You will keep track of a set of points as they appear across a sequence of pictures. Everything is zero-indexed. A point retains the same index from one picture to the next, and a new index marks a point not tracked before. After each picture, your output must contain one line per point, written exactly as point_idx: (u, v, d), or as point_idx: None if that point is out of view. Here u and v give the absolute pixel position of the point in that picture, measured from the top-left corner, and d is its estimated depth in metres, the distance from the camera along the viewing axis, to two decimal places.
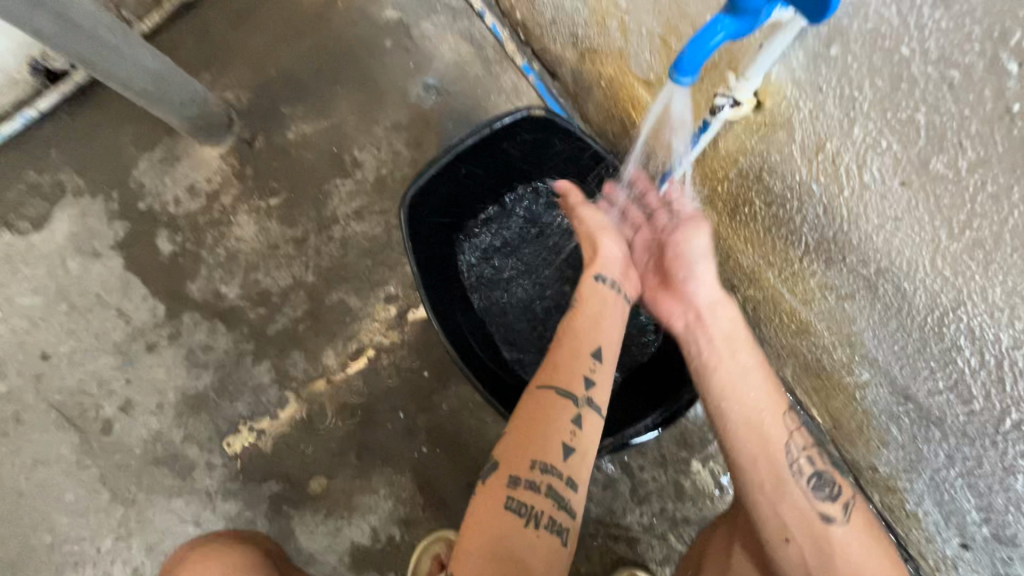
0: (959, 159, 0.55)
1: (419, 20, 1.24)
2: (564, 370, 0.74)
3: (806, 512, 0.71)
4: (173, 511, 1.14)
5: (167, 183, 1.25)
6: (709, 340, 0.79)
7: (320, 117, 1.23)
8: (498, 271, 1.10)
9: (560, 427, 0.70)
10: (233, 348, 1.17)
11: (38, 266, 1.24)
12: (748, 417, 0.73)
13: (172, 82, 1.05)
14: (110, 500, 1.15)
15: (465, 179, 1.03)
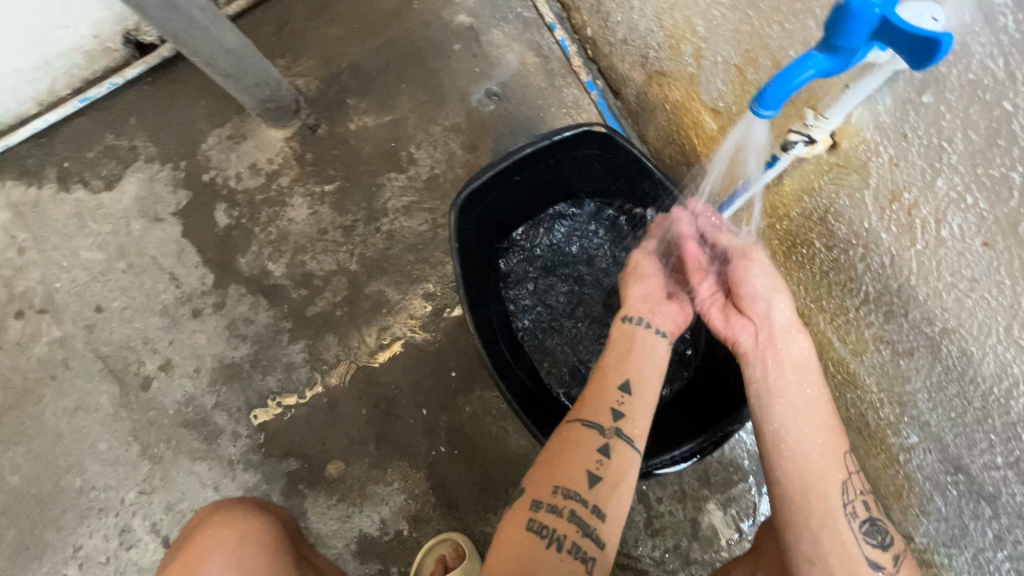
0: None
1: (489, 27, 1.26)
2: (592, 400, 0.72)
3: (852, 552, 0.64)
4: (195, 475, 1.17)
5: (231, 159, 1.30)
6: (778, 367, 0.69)
7: (382, 111, 1.26)
8: (534, 284, 1.10)
9: (585, 457, 0.68)
10: (272, 324, 1.21)
11: (104, 225, 1.31)
12: (806, 455, 0.66)
13: (249, 64, 1.10)
14: (139, 456, 1.19)
15: (515, 189, 1.02)
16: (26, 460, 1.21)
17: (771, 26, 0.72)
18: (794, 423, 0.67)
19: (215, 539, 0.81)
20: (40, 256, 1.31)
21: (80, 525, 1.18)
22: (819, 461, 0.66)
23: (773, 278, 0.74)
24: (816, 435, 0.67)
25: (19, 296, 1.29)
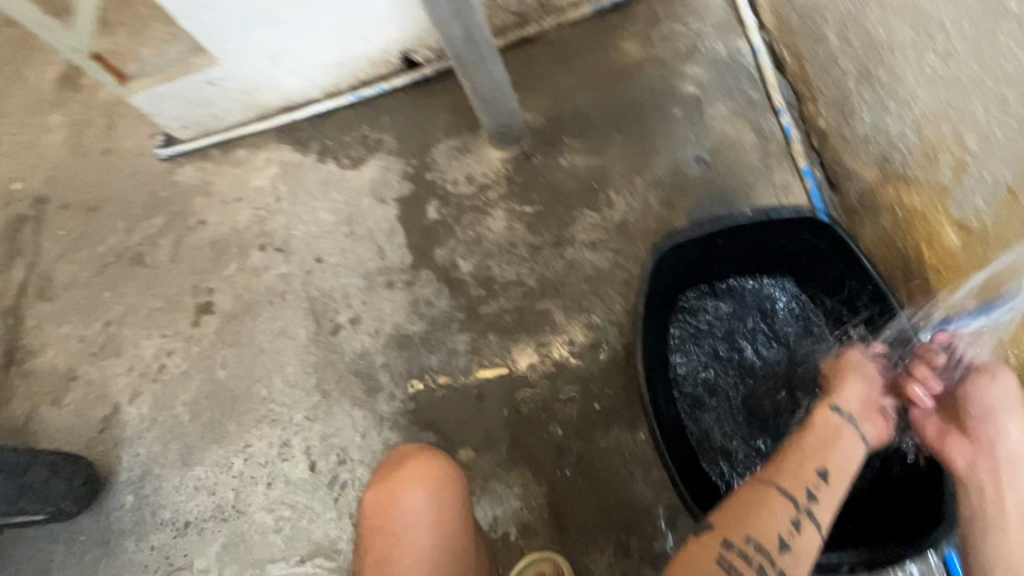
0: None
1: (714, 102, 1.35)
2: (789, 475, 0.83)
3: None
4: (351, 418, 1.35)
5: (454, 166, 1.52)
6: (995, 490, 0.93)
7: (593, 154, 1.39)
8: (704, 338, 1.26)
9: (778, 521, 0.79)
10: (448, 312, 1.36)
11: (342, 194, 1.60)
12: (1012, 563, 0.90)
13: (503, 95, 1.30)
14: (314, 387, 1.40)
15: (716, 250, 1.17)
16: (232, 362, 1.48)
17: None
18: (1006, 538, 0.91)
19: (418, 472, 0.95)
20: (290, 207, 1.62)
21: (255, 428, 1.41)
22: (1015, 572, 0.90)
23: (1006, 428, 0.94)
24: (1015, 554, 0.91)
25: (268, 234, 1.61)
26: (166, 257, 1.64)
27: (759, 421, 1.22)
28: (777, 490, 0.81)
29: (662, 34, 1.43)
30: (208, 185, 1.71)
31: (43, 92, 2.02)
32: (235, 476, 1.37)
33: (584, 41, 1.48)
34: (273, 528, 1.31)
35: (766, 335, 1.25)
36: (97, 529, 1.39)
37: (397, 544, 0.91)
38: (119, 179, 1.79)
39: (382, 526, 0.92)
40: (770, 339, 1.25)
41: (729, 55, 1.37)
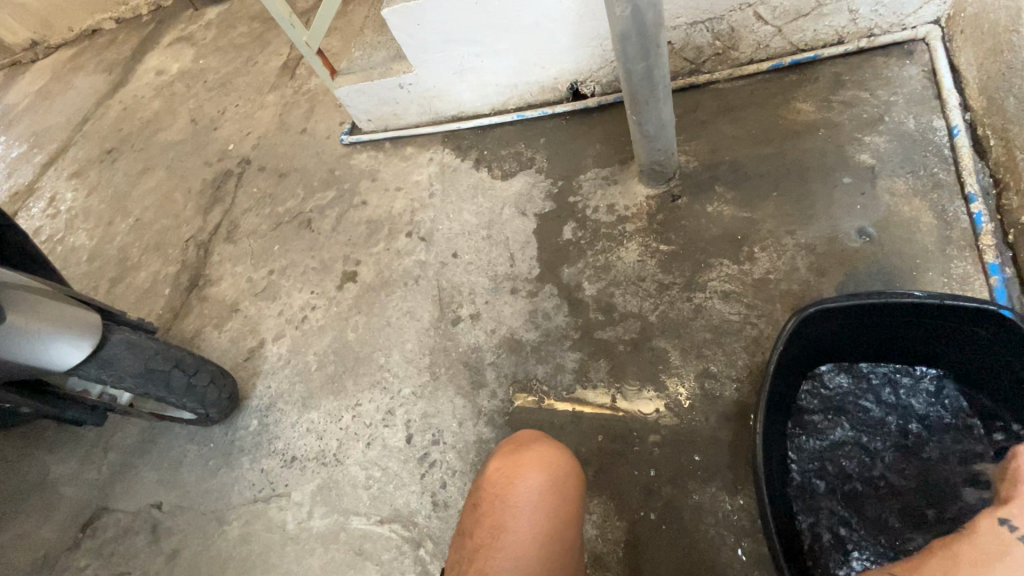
0: None
1: (892, 176, 1.27)
2: None
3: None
4: (453, 405, 1.43)
5: (596, 194, 1.58)
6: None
7: (744, 205, 1.37)
8: (829, 421, 1.15)
9: None
10: (563, 330, 1.41)
11: (489, 202, 1.72)
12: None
13: (665, 134, 1.34)
14: (426, 368, 1.51)
15: (862, 324, 1.08)
16: (361, 328, 1.65)
17: None
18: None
19: (544, 452, 0.98)
20: (440, 203, 1.78)
21: (367, 390, 1.54)
22: None
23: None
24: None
25: (415, 223, 1.77)
26: (329, 226, 1.89)
27: (875, 524, 1.05)
28: None
29: (842, 99, 1.41)
30: (376, 172, 1.94)
31: (267, 78, 2.44)
32: (341, 429, 1.51)
33: (756, 95, 1.50)
34: (363, 485, 1.42)
35: (908, 439, 1.10)
36: (223, 442, 1.60)
37: (512, 510, 0.89)
38: (308, 155, 2.10)
39: (500, 493, 0.93)
40: (919, 446, 1.09)
41: (919, 130, 1.30)
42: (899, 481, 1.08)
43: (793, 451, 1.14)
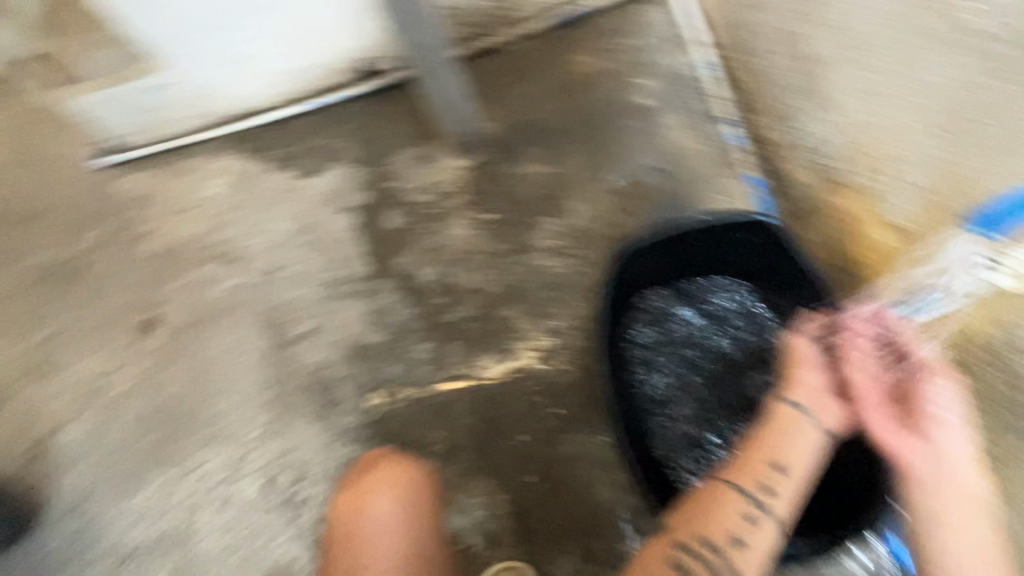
0: None
1: (667, 113, 1.41)
2: (741, 472, 0.91)
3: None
4: (281, 412, 1.35)
5: (413, 174, 1.50)
6: (953, 488, 0.90)
7: (553, 162, 1.42)
8: (666, 339, 1.25)
9: (728, 516, 0.87)
10: (374, 302, 1.39)
11: (284, 201, 1.53)
12: (968, 557, 0.87)
13: (457, 110, 1.39)
14: (236, 379, 1.39)
15: (679, 251, 1.19)
16: (165, 369, 1.41)
17: None
18: (955, 526, 0.89)
19: (380, 478, 0.99)
20: (203, 209, 1.53)
21: (201, 449, 1.36)
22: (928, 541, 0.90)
23: (948, 402, 0.95)
24: (975, 543, 0.88)
25: (245, 261, 1.48)
26: (107, 268, 1.48)
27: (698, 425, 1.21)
28: (732, 489, 0.90)
29: (619, 43, 1.46)
30: (154, 196, 1.53)
31: None
32: (180, 501, 1.33)
33: (546, 52, 1.48)
34: (156, 512, 1.33)
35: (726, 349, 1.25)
36: (31, 564, 1.33)
37: (360, 546, 0.94)
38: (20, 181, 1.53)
39: (345, 532, 0.96)
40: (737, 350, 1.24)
41: (686, 69, 1.42)
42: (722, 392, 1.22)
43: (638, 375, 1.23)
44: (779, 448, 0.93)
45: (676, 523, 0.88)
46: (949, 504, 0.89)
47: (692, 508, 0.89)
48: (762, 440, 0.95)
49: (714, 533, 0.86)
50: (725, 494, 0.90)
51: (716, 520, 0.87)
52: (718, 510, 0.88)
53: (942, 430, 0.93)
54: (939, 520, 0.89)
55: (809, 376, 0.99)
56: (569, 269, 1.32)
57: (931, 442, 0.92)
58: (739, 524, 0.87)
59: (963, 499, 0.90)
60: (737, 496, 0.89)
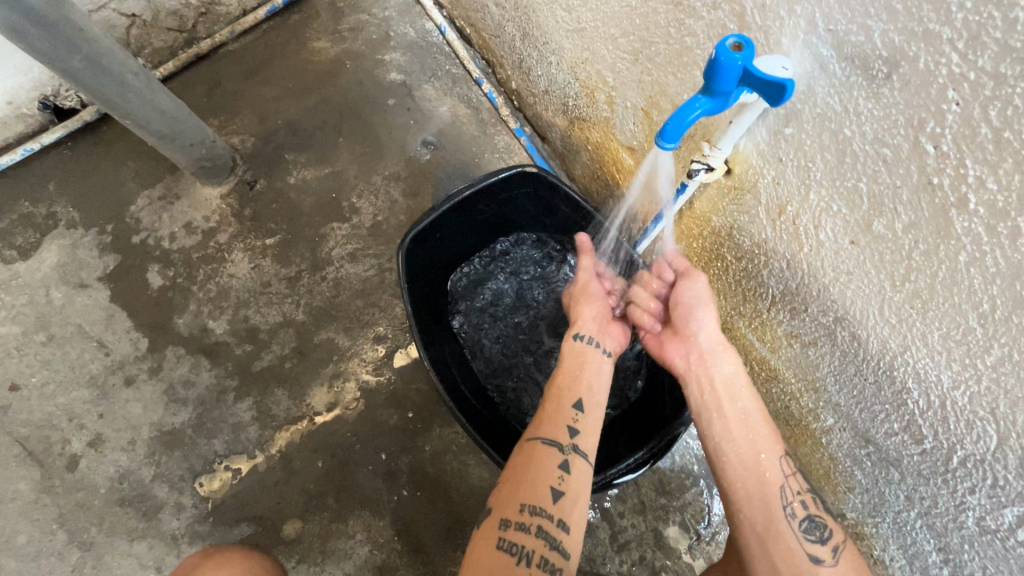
0: (837, 231, 0.57)
1: (421, 84, 1.35)
2: (547, 422, 0.73)
3: (794, 550, 0.65)
4: (83, 552, 1.07)
5: (164, 219, 1.26)
6: (711, 385, 0.74)
7: (321, 163, 1.30)
8: (493, 320, 1.08)
9: (548, 473, 0.68)
10: (164, 378, 1.16)
11: (4, 300, 1.20)
12: (746, 461, 0.69)
13: (186, 126, 1.11)
14: (8, 536, 1.08)
15: (466, 224, 1.02)
16: None
17: (667, 75, 0.73)
18: (729, 432, 0.71)
19: None
20: None
21: None
22: (766, 517, 0.67)
23: (695, 294, 0.79)
24: (750, 444, 0.70)
25: None
26: None
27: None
28: (542, 442, 0.71)
29: (350, 27, 1.39)
30: None
31: None
32: None
33: (273, 48, 1.37)
34: None
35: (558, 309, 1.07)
36: None
37: None
38: None
39: None
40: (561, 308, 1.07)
41: (421, 38, 1.38)
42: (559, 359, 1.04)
43: (475, 367, 1.05)
44: (580, 381, 0.78)
45: (503, 484, 0.70)
46: (720, 403, 0.73)
47: (512, 467, 0.70)
48: (562, 381, 0.78)
49: (533, 498, 0.66)
50: (537, 449, 0.71)
51: (531, 480, 0.68)
52: (540, 460, 0.69)
53: (687, 319, 0.78)
54: (717, 423, 0.71)
55: (587, 311, 0.85)
56: (373, 271, 1.21)
57: (687, 337, 0.78)
58: (560, 478, 0.68)
59: (724, 395, 0.73)
60: (556, 448, 0.70)
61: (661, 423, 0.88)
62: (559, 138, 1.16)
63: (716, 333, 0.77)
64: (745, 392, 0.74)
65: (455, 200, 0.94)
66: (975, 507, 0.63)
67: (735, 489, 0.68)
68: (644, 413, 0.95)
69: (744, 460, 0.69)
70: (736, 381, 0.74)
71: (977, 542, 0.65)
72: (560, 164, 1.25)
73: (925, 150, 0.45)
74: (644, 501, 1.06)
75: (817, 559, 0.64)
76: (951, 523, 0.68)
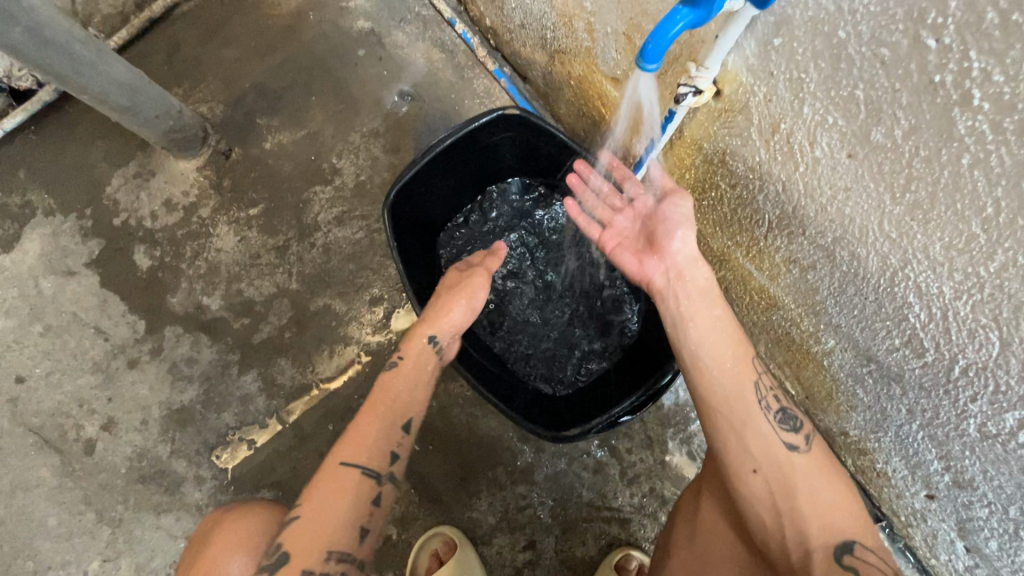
0: (833, 145, 0.55)
1: (390, 30, 1.27)
2: (369, 449, 0.71)
3: (772, 444, 0.65)
4: (113, 529, 1.10)
5: (142, 198, 1.22)
6: (687, 295, 0.71)
7: (295, 126, 1.24)
8: None
9: (360, 509, 0.67)
10: (166, 358, 1.17)
11: None
12: (722, 363, 0.67)
13: (147, 97, 1.06)
14: (39, 520, 1.11)
15: (451, 175, 0.99)
16: None
17: None
18: (707, 341, 0.69)
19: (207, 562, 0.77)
20: None
21: None
22: (744, 412, 0.66)
23: (677, 206, 0.74)
24: (725, 348, 0.68)
25: None
26: None
27: (544, 351, 1.00)
28: (359, 472, 0.69)
29: None
30: None
31: None
32: None
33: (228, 4, 1.29)
34: None
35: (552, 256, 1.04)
36: None
37: None
38: None
39: None
40: (557, 252, 1.04)
41: None
42: (557, 304, 1.02)
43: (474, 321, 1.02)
44: (413, 399, 0.78)
45: (302, 515, 0.66)
46: (697, 313, 0.70)
47: (317, 496, 0.67)
48: (396, 395, 0.77)
49: (331, 537, 0.65)
50: (348, 481, 0.68)
51: (340, 516, 0.66)
52: (351, 492, 0.68)
53: (664, 231, 0.73)
54: (695, 334, 0.69)
55: (457, 313, 0.84)
56: (361, 233, 1.19)
57: (663, 249, 0.73)
58: (367, 510, 0.68)
59: (701, 303, 0.70)
60: (371, 478, 0.69)
61: (662, 360, 0.88)
62: (540, 76, 1.10)
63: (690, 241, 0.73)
64: (716, 297, 0.71)
65: (435, 151, 0.91)
66: (977, 414, 0.63)
67: (714, 390, 0.67)
68: (645, 351, 0.95)
69: (723, 367, 0.67)
70: (708, 285, 0.72)
71: (980, 448, 0.66)
72: (544, 104, 1.19)
73: (926, 45, 0.42)
74: (651, 436, 1.08)
75: (791, 449, 0.65)
76: (952, 432, 0.69)
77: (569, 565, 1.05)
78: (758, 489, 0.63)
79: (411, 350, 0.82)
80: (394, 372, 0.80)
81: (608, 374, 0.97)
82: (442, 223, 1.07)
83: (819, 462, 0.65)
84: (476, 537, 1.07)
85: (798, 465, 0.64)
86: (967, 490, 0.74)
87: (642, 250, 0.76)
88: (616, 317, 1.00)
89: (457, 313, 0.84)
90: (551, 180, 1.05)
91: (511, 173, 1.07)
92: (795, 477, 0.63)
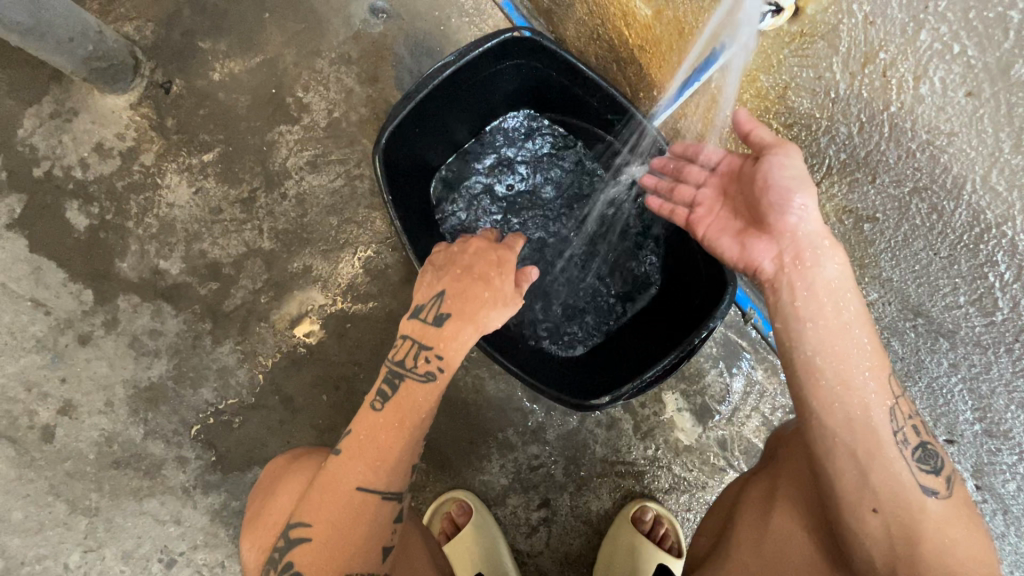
0: (948, 83, 0.47)
1: None
2: (388, 473, 0.64)
3: (903, 482, 0.54)
4: (91, 518, 1.01)
5: (66, 143, 1.02)
6: (810, 291, 0.57)
7: (248, 51, 1.04)
8: (488, 222, 0.93)
9: (382, 531, 0.65)
10: (124, 332, 1.02)
11: None
12: (849, 383, 0.55)
13: (56, 14, 0.84)
14: (2, 515, 1.00)
15: (446, 109, 0.84)
16: None
17: None
18: (827, 345, 0.55)
19: (267, 483, 0.77)
20: None
21: None
22: (871, 442, 0.54)
23: (787, 169, 0.58)
24: (858, 363, 0.55)
25: None
26: None
27: (556, 307, 0.92)
28: (379, 495, 0.64)
29: None
30: None
31: None
32: None
33: None
34: None
35: (556, 202, 0.94)
36: None
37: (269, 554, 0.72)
38: None
39: None
40: (568, 201, 0.94)
41: None
42: (570, 259, 0.93)
43: None
44: (425, 413, 0.67)
45: (314, 536, 0.62)
46: (820, 312, 0.57)
47: (335, 520, 0.62)
48: (411, 407, 0.66)
49: (352, 563, 0.63)
50: (369, 506, 0.64)
51: (359, 541, 0.63)
52: (371, 517, 0.64)
53: (778, 207, 0.59)
54: (814, 335, 0.56)
55: (494, 320, 0.66)
56: (339, 180, 1.03)
57: (776, 230, 0.59)
58: (389, 533, 0.66)
59: (826, 302, 0.57)
60: (390, 506, 0.65)
61: (693, 320, 0.81)
62: None
63: (818, 226, 0.58)
64: (853, 297, 0.57)
65: (430, 85, 0.76)
66: None
67: (832, 415, 0.55)
68: (668, 306, 0.88)
69: (850, 386, 0.55)
70: (844, 285, 0.57)
71: None
72: (545, 23, 1.03)
73: None
74: (664, 389, 1.04)
75: (926, 492, 0.54)
76: (1000, 387, 0.67)
77: (584, 519, 1.04)
78: (874, 536, 0.54)
79: (450, 359, 0.66)
80: (427, 385, 0.66)
81: (626, 329, 0.91)
82: (435, 166, 0.93)
83: (962, 513, 0.53)
84: (489, 499, 1.04)
85: (931, 510, 0.53)
86: (998, 439, 0.72)
87: (747, 229, 0.63)
88: (634, 271, 0.92)
89: (499, 319, 0.67)
90: (561, 117, 0.92)
91: (514, 108, 0.93)
92: (922, 522, 0.52)
